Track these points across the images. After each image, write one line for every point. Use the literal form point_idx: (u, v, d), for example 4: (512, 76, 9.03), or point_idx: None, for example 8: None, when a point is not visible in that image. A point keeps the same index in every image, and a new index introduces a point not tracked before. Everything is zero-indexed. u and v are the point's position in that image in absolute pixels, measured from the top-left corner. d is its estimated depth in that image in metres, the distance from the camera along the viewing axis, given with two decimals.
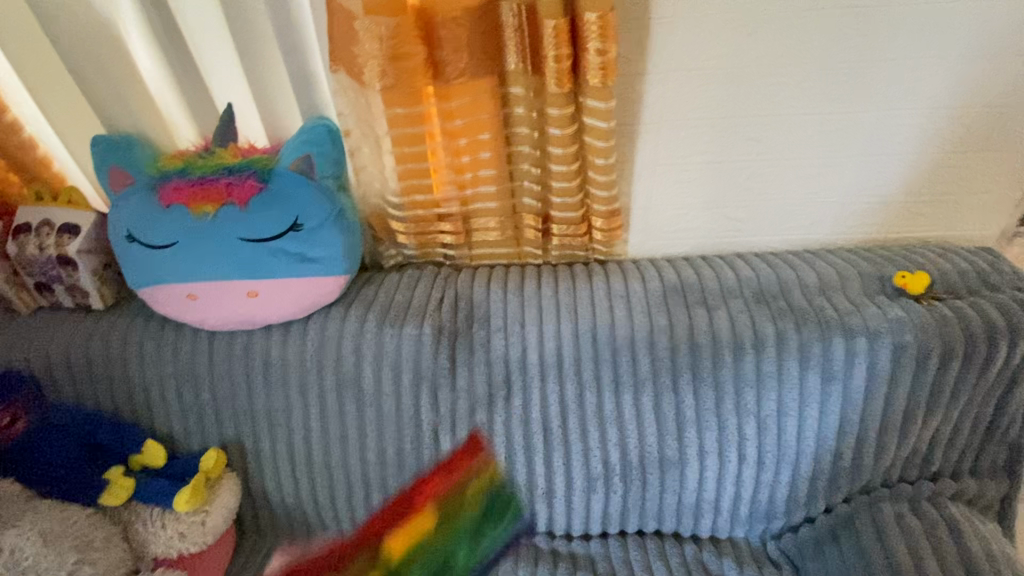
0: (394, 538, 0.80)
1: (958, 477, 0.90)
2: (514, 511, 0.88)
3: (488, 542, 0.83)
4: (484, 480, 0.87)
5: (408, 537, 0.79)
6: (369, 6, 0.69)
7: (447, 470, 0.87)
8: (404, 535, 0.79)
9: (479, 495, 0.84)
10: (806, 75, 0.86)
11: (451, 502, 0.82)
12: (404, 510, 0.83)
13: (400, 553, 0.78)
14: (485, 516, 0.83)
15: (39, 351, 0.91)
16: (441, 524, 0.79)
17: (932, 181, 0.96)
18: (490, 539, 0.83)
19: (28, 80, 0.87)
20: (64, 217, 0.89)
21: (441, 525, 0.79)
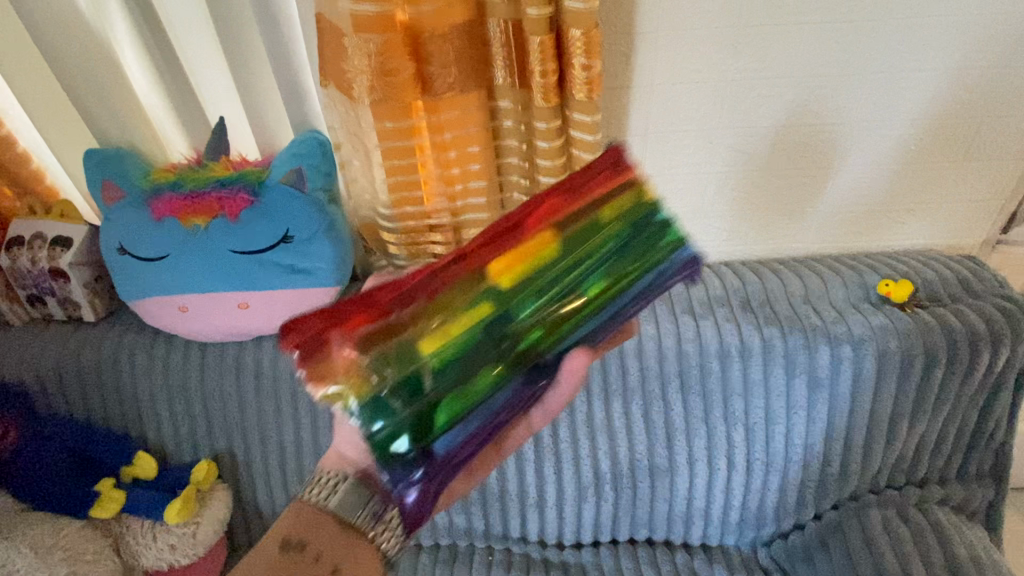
0: (507, 249, 0.50)
1: (944, 483, 0.91)
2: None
3: (664, 252, 0.51)
4: (647, 185, 0.53)
5: (519, 260, 0.50)
6: (357, 24, 0.69)
7: (592, 172, 0.54)
8: (516, 253, 0.50)
9: (642, 205, 0.52)
10: (786, 87, 0.89)
11: (600, 206, 0.52)
12: (544, 203, 0.53)
13: (509, 273, 0.49)
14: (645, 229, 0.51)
15: (31, 364, 0.91)
16: (600, 224, 0.51)
17: (914, 190, 0.98)
18: (676, 253, 0.52)
19: (21, 95, 0.88)
20: (55, 230, 0.89)
21: (580, 234, 0.51)
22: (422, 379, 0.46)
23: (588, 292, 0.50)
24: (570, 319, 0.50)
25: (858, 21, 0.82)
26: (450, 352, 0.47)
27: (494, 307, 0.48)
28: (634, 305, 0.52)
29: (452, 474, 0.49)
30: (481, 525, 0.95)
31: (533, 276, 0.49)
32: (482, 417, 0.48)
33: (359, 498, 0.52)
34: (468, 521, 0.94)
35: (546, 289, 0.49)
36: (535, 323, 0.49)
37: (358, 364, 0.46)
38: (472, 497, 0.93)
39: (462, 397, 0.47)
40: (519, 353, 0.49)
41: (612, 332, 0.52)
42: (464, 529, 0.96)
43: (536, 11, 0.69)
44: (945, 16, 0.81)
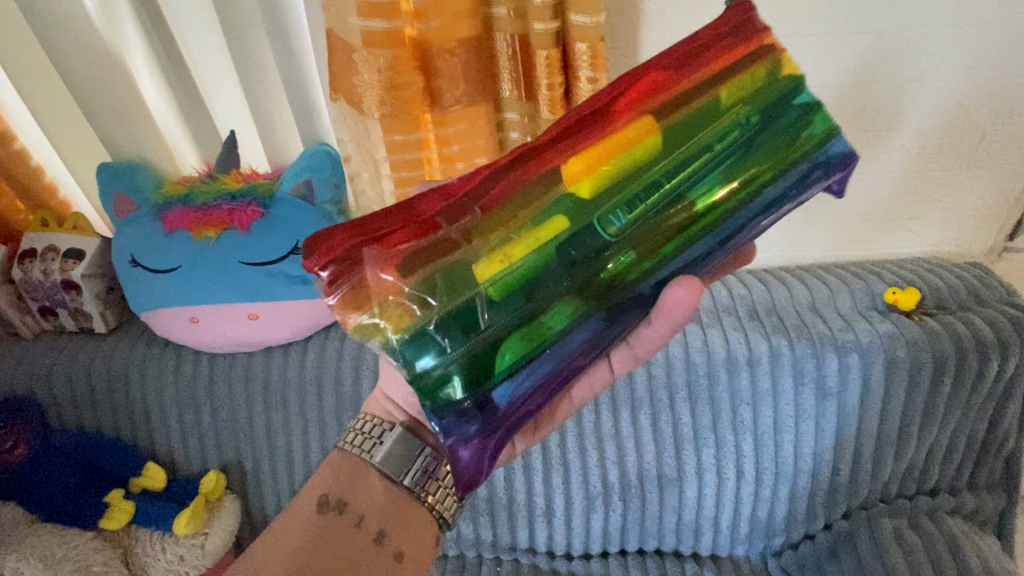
0: (588, 152, 0.46)
1: (955, 492, 0.90)
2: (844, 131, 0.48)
3: (780, 158, 0.47)
4: (752, 77, 0.48)
5: (602, 163, 0.46)
6: (367, 40, 0.70)
7: (688, 60, 0.49)
8: (603, 145, 0.46)
9: (748, 101, 0.47)
10: (817, 84, 0.87)
11: (697, 105, 0.47)
12: (629, 94, 0.48)
13: (590, 180, 0.46)
14: (752, 120, 0.47)
15: (42, 376, 0.92)
16: (696, 122, 0.47)
17: (920, 198, 0.98)
18: (793, 158, 0.47)
19: (36, 110, 0.89)
20: (68, 243, 0.90)
21: (676, 136, 0.46)
22: (495, 307, 0.43)
23: (693, 202, 0.46)
24: (672, 234, 0.46)
25: (860, 31, 0.83)
26: (531, 270, 0.44)
27: (579, 219, 0.45)
28: (742, 219, 0.47)
29: (522, 419, 0.46)
30: (489, 536, 0.95)
31: (620, 179, 0.46)
32: (559, 355, 0.45)
33: (409, 447, 0.54)
34: (476, 532, 0.94)
35: (639, 198, 0.45)
36: (629, 238, 0.45)
37: (404, 290, 0.43)
38: (481, 508, 0.93)
39: (533, 332, 0.43)
40: (613, 272, 0.45)
41: (720, 252, 0.48)
42: (473, 541, 0.95)
43: (542, 25, 0.71)
44: (945, 26, 0.82)
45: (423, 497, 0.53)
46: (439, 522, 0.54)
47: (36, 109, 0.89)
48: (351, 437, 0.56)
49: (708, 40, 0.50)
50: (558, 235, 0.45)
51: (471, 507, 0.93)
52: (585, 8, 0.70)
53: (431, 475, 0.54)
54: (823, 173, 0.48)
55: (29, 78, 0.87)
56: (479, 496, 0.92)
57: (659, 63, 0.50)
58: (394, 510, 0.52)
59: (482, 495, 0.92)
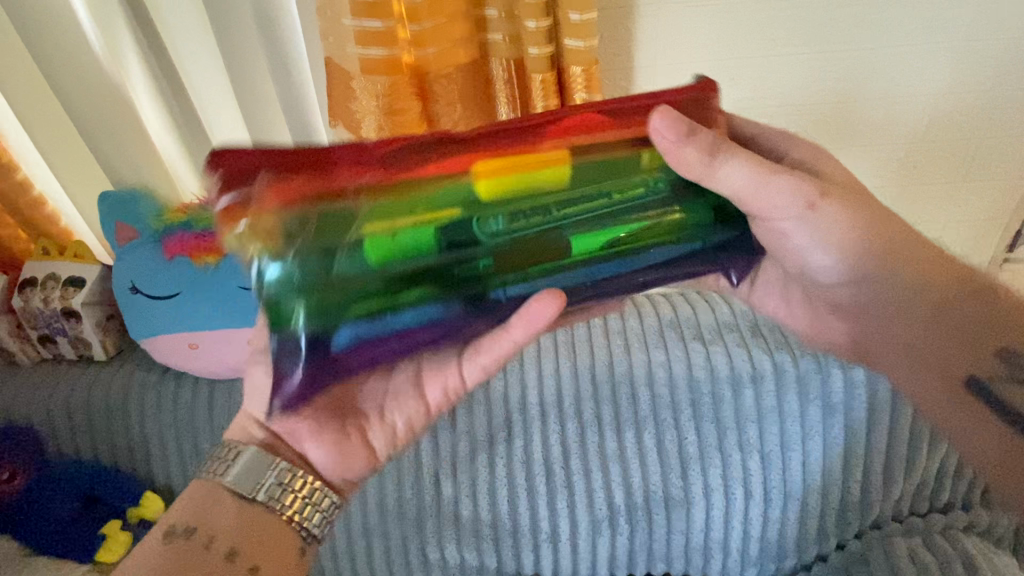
0: (507, 155, 0.42)
1: (969, 507, 0.88)
2: (729, 221, 0.47)
3: (670, 225, 0.45)
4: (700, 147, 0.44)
5: (515, 169, 0.41)
6: (366, 67, 0.71)
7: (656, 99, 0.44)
8: (514, 156, 0.41)
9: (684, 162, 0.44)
10: (812, 102, 0.88)
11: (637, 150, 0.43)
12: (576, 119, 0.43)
13: (496, 182, 0.41)
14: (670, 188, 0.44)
15: (41, 404, 0.92)
16: (622, 164, 0.43)
17: (915, 213, 1.00)
18: (686, 232, 0.46)
19: (40, 141, 0.91)
20: (69, 271, 0.91)
21: (590, 175, 0.43)
22: (350, 263, 0.40)
23: (576, 240, 0.43)
24: (541, 258, 0.43)
25: (852, 48, 0.84)
26: (397, 254, 0.40)
27: (468, 211, 0.41)
28: (610, 268, 0.45)
29: (334, 380, 0.44)
30: (493, 564, 0.91)
31: (518, 192, 0.42)
32: (389, 327, 0.42)
33: (264, 467, 0.50)
34: (480, 560, 0.91)
35: (529, 212, 0.42)
36: (500, 250, 0.42)
37: (275, 218, 0.39)
38: (484, 534, 0.90)
39: (375, 297, 0.41)
40: (473, 273, 0.43)
41: (581, 294, 0.46)
42: (477, 568, 0.92)
43: (536, 49, 0.72)
44: (934, 44, 0.84)
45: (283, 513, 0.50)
46: (303, 538, 0.51)
47: (39, 140, 0.91)
48: (210, 466, 0.51)
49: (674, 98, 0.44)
50: (431, 224, 0.41)
51: (474, 533, 0.90)
52: (578, 32, 0.71)
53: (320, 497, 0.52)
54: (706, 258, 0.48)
55: (35, 111, 0.89)
56: (482, 521, 0.89)
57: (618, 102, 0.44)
58: (284, 560, 0.49)
59: (485, 519, 0.89)
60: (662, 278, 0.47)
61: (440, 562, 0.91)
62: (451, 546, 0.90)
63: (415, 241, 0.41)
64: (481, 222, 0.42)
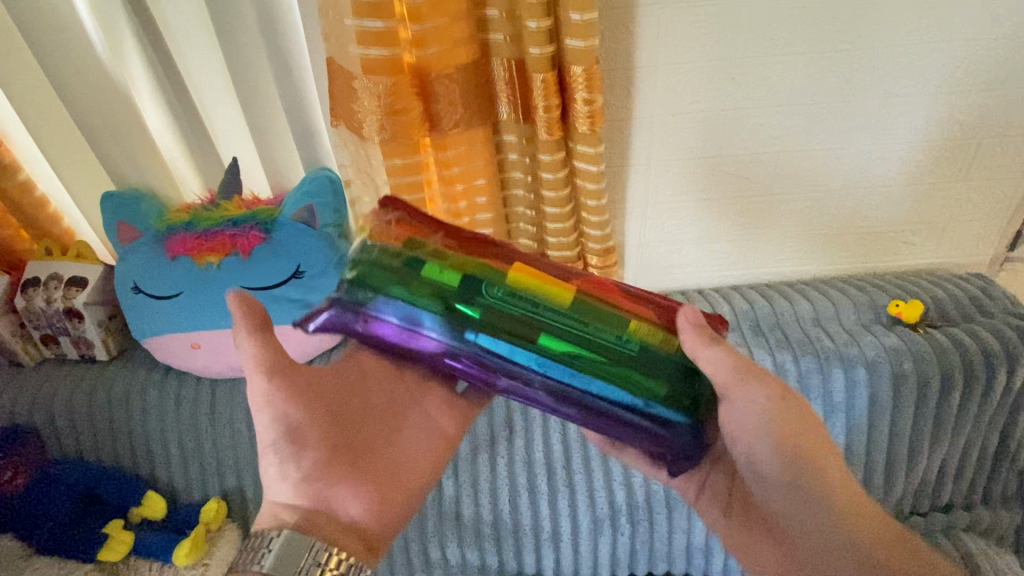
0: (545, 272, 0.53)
1: (969, 506, 0.88)
2: (681, 403, 0.51)
3: (620, 368, 0.50)
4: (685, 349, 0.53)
5: (542, 279, 0.52)
6: (368, 68, 0.71)
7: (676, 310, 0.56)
8: (546, 275, 0.53)
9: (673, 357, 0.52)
10: (812, 102, 0.89)
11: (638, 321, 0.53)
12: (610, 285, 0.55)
13: (525, 276, 0.52)
14: (648, 361, 0.51)
15: (43, 404, 0.92)
16: (622, 320, 0.52)
17: (916, 213, 1.00)
18: (635, 384, 0.50)
19: (42, 142, 0.91)
20: (71, 271, 0.91)
21: (593, 308, 0.52)
22: (402, 268, 0.52)
23: (547, 337, 0.50)
24: (512, 333, 0.50)
25: (852, 48, 0.84)
26: (432, 278, 0.52)
27: (496, 279, 0.52)
28: (556, 372, 0.50)
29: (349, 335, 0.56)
30: (495, 563, 0.92)
31: (537, 291, 0.52)
32: (395, 310, 0.52)
33: (302, 549, 0.47)
34: (481, 559, 0.91)
35: (532, 305, 0.51)
36: (491, 312, 0.51)
37: (390, 226, 0.55)
38: (486, 534, 0.90)
39: (401, 287, 0.51)
40: (463, 312, 0.51)
41: (523, 381, 0.52)
42: (478, 568, 0.92)
43: (537, 50, 0.72)
44: (935, 43, 0.84)
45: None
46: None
47: (42, 141, 0.91)
48: (245, 556, 0.48)
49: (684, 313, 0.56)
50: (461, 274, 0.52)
51: (476, 533, 0.90)
52: (579, 33, 0.71)
53: (317, 523, 0.51)
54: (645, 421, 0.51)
55: (36, 111, 0.89)
56: (484, 521, 0.89)
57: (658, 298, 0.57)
58: None
59: (486, 519, 0.89)
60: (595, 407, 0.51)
61: (442, 561, 0.91)
62: (453, 546, 0.90)
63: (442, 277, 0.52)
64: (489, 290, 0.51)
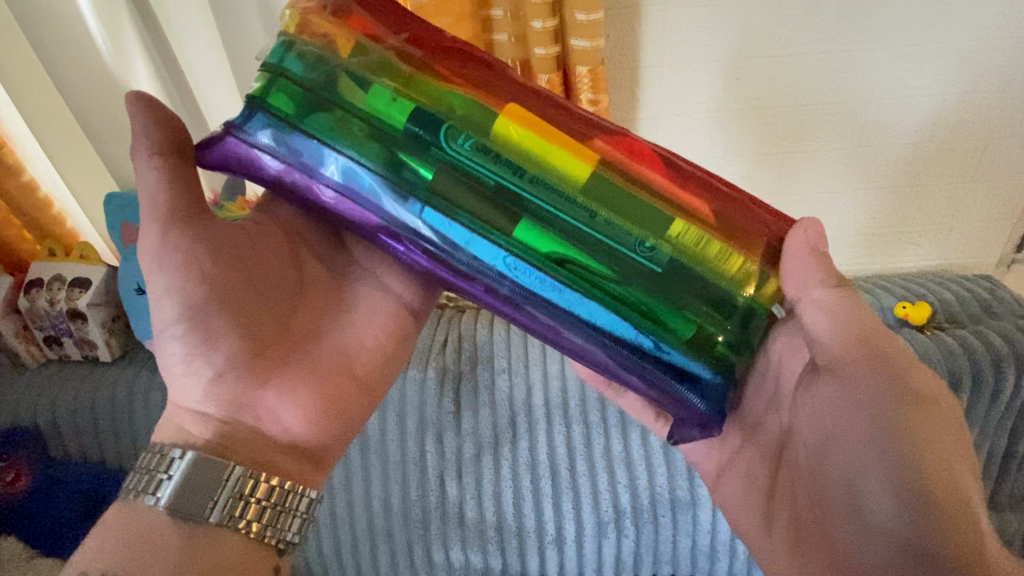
0: (537, 118, 0.47)
1: None
2: (707, 351, 0.46)
3: (629, 288, 0.45)
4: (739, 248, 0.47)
5: (530, 133, 0.46)
6: None
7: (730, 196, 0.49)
8: (538, 122, 0.47)
9: (697, 261, 0.46)
10: (817, 104, 0.88)
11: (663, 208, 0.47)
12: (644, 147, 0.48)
13: (510, 124, 0.46)
14: (666, 269, 0.46)
15: (45, 405, 0.91)
16: (632, 201, 0.46)
17: (923, 214, 1.00)
18: (640, 309, 0.46)
19: (45, 142, 0.91)
20: (74, 272, 0.91)
21: (600, 187, 0.46)
22: (350, 106, 0.47)
23: (523, 223, 0.46)
24: (472, 211, 0.46)
25: (859, 49, 0.84)
26: (384, 123, 0.46)
27: (469, 128, 0.46)
28: (530, 274, 0.46)
29: (259, 181, 0.49)
30: (498, 566, 0.91)
31: (525, 150, 0.46)
32: (326, 162, 0.47)
33: (217, 474, 0.48)
34: (485, 561, 0.91)
35: (513, 171, 0.46)
36: (443, 168, 0.46)
37: (360, 39, 0.48)
38: (489, 536, 0.89)
39: (343, 128, 0.46)
40: (413, 167, 0.46)
41: (484, 284, 0.48)
42: (481, 570, 0.92)
43: (543, 50, 0.72)
44: (944, 44, 0.83)
45: (245, 530, 0.48)
46: (279, 547, 0.50)
47: (45, 140, 0.91)
48: (137, 482, 0.47)
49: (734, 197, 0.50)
50: (426, 112, 0.46)
51: (478, 535, 0.89)
52: (584, 32, 0.71)
53: None
54: (665, 372, 0.46)
55: (40, 112, 0.89)
56: (487, 523, 0.89)
57: (725, 192, 0.49)
58: None
59: (490, 521, 0.89)
60: (573, 330, 0.47)
61: (445, 563, 0.91)
62: (456, 548, 0.89)
63: (399, 116, 0.46)
64: (457, 136, 0.46)
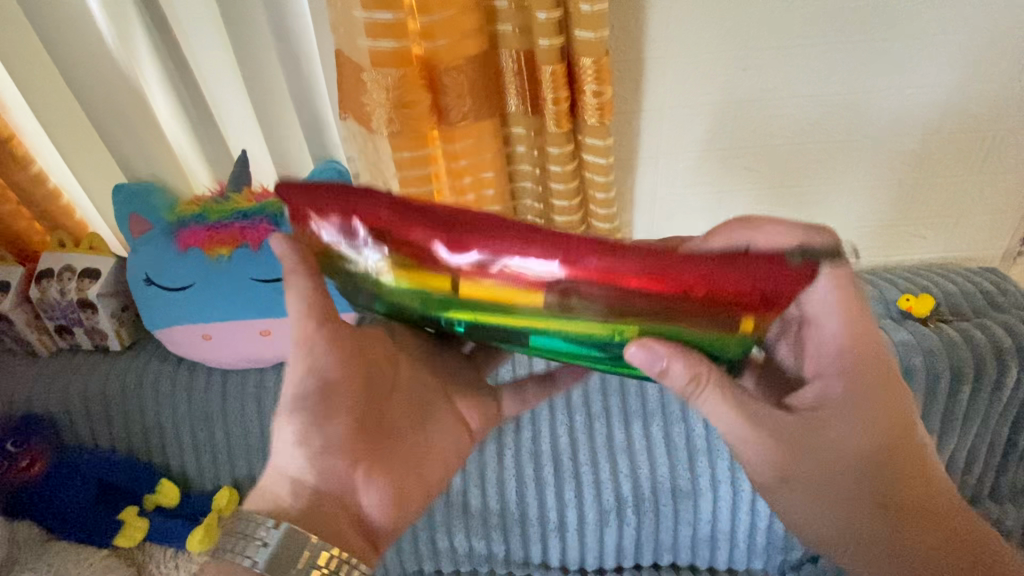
0: (481, 277, 0.41)
1: (977, 502, 0.89)
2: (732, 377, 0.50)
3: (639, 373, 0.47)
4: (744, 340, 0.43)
5: (483, 296, 0.42)
6: (376, 59, 0.70)
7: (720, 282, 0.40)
8: (488, 289, 0.42)
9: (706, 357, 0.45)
10: (821, 95, 0.88)
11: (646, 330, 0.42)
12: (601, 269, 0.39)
13: (465, 293, 0.43)
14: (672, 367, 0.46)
15: (57, 394, 0.93)
16: (611, 332, 0.43)
17: (929, 205, 0.99)
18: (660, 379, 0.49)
19: (55, 135, 0.92)
20: (84, 263, 0.92)
21: (572, 328, 0.43)
22: (349, 279, 0.48)
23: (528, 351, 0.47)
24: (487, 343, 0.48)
25: (865, 39, 0.83)
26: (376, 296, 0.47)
27: (432, 294, 0.44)
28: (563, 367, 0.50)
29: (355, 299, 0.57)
30: (502, 552, 0.93)
31: (490, 312, 0.43)
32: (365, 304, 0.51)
33: (296, 551, 0.46)
34: (489, 548, 0.93)
35: (491, 325, 0.45)
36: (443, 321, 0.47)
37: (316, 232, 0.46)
38: (492, 523, 0.91)
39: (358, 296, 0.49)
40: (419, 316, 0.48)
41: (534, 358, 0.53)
42: (485, 557, 0.93)
43: (546, 41, 0.72)
44: (953, 31, 0.82)
45: None
46: None
47: (53, 133, 0.91)
48: (230, 543, 0.47)
49: (753, 299, 0.40)
50: (394, 286, 0.45)
51: (483, 522, 0.91)
52: (589, 23, 0.70)
53: None
54: None
55: (47, 103, 0.89)
56: (491, 510, 0.90)
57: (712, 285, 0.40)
58: None
59: (493, 508, 0.90)
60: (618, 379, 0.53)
61: (449, 549, 0.93)
62: (461, 535, 0.91)
63: (383, 293, 0.46)
64: (434, 306, 0.45)
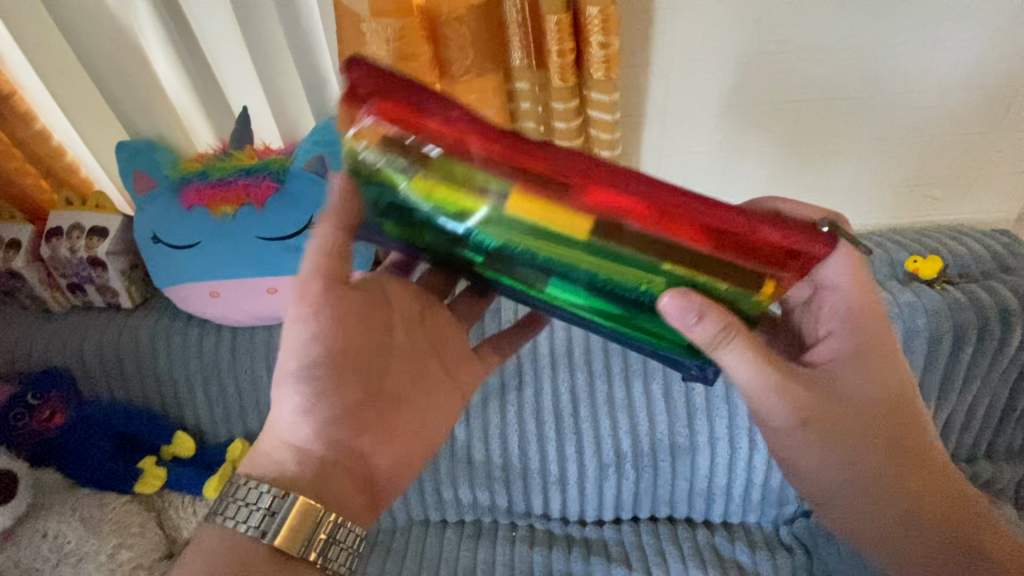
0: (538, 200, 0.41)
1: (973, 460, 0.90)
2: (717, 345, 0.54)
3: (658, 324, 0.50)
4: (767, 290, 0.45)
5: (536, 218, 0.42)
6: (376, 9, 0.68)
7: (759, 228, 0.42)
8: (542, 212, 0.42)
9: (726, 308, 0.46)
10: (838, 48, 0.84)
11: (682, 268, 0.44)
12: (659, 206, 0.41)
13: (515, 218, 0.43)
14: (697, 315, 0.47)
15: (74, 348, 0.96)
16: (644, 271, 0.44)
17: (944, 166, 0.97)
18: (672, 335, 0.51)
19: (55, 91, 0.91)
20: (92, 221, 0.93)
21: (609, 262, 0.44)
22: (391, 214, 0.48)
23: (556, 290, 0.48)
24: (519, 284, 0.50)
25: None
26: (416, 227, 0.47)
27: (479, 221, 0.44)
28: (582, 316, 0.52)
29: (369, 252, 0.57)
30: (504, 504, 0.97)
31: (537, 240, 0.44)
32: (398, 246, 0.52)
33: (297, 517, 0.50)
34: (492, 500, 0.96)
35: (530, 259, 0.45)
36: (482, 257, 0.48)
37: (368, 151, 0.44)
38: (495, 475, 0.94)
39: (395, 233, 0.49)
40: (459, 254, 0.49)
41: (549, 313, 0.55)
42: (488, 508, 0.97)
43: None
44: None
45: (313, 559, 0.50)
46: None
47: (53, 88, 0.90)
48: (227, 510, 0.50)
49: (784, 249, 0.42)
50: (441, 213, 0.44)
51: (485, 475, 0.94)
52: None
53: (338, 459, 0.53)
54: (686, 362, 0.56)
55: (45, 57, 0.88)
56: (494, 464, 0.93)
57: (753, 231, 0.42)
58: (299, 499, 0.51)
59: (496, 462, 0.93)
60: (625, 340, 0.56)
61: (454, 500, 0.96)
62: (464, 487, 0.95)
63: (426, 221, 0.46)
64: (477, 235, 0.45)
